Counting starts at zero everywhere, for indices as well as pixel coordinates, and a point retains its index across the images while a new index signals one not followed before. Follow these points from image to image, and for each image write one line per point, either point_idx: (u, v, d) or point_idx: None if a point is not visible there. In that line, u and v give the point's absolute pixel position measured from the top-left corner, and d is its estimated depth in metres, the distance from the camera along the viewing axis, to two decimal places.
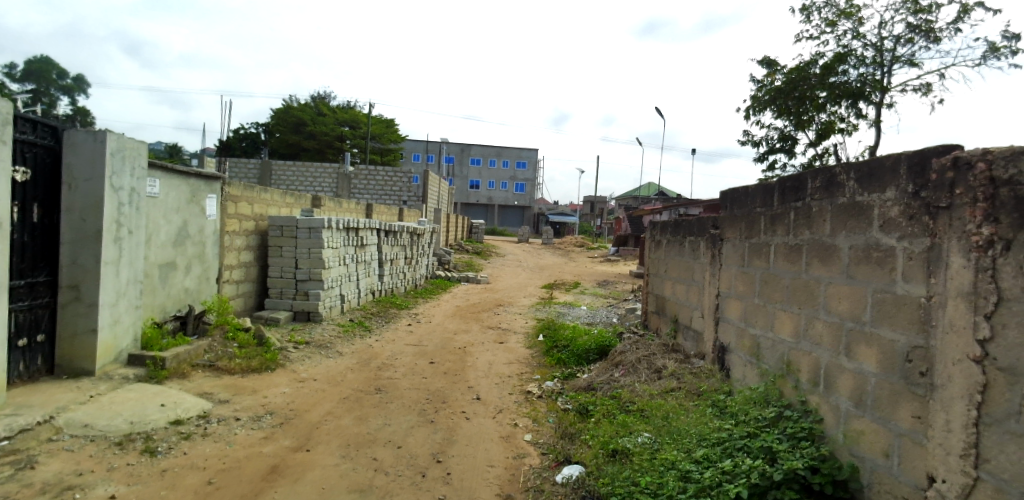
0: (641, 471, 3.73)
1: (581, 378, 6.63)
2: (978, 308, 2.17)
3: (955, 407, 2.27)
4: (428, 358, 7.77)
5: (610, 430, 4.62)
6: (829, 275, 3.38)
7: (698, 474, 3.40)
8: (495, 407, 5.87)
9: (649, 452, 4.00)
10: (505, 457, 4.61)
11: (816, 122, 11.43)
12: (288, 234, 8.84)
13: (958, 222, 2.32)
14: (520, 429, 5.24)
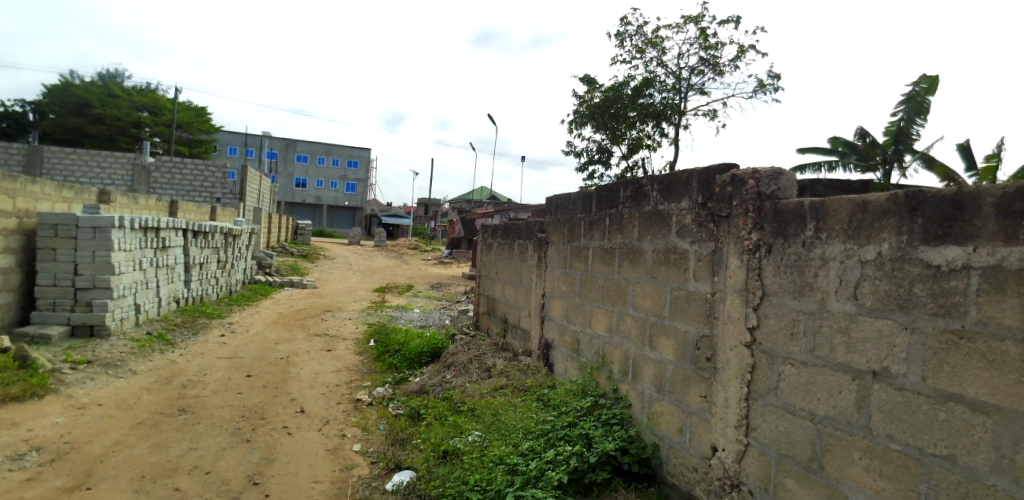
0: (471, 469, 3.75)
1: (413, 382, 6.48)
2: (748, 301, 2.56)
3: (731, 386, 2.65)
4: (244, 372, 6.92)
5: (441, 431, 4.58)
6: (636, 275, 3.74)
7: (523, 466, 3.55)
8: (320, 419, 5.43)
9: (479, 450, 4.03)
10: (331, 470, 4.28)
11: (627, 137, 12.81)
12: (66, 235, 7.20)
13: (734, 229, 2.71)
14: (348, 440, 4.91)
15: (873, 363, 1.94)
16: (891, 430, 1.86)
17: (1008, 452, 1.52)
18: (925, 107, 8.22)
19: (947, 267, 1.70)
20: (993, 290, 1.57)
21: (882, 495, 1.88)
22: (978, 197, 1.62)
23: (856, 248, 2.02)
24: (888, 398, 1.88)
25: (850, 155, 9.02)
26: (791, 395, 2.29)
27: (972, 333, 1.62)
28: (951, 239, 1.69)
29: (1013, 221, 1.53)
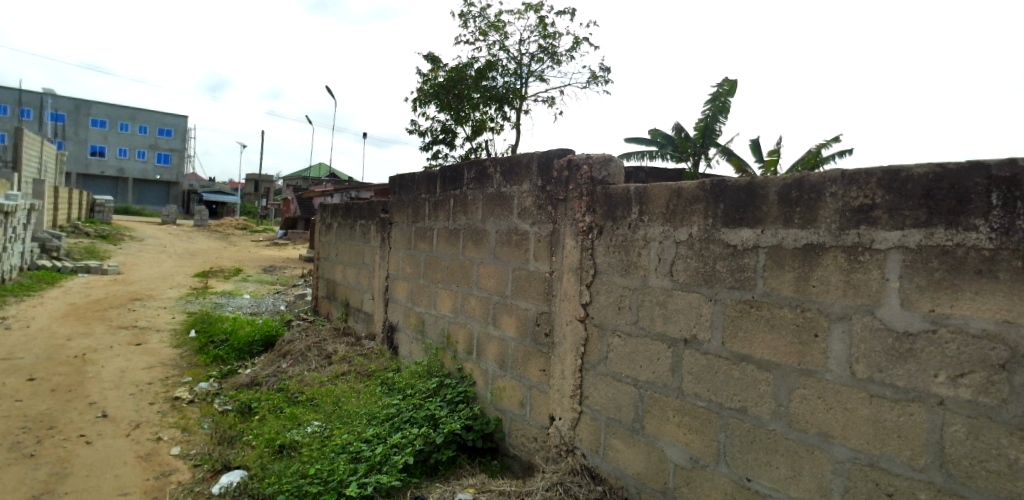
0: (310, 462, 3.49)
1: (243, 374, 5.84)
2: (582, 279, 2.71)
3: (567, 358, 2.80)
4: (24, 375, 5.63)
5: (276, 425, 4.19)
6: (480, 256, 3.77)
7: (368, 452, 3.40)
8: (129, 423, 4.63)
9: (319, 441, 3.76)
10: (143, 480, 3.69)
11: (471, 119, 12.88)
12: None
13: (570, 212, 2.84)
14: (165, 443, 4.26)
15: (684, 331, 2.16)
16: (698, 389, 2.10)
17: (784, 401, 1.79)
18: (725, 107, 9.55)
19: (742, 247, 1.94)
20: (774, 265, 1.83)
21: (690, 446, 2.12)
22: (765, 187, 1.86)
23: (672, 230, 2.23)
24: (696, 362, 2.11)
25: (667, 146, 10.18)
26: (618, 364, 2.48)
27: (759, 302, 1.88)
28: (745, 222, 1.93)
29: (789, 207, 1.79)
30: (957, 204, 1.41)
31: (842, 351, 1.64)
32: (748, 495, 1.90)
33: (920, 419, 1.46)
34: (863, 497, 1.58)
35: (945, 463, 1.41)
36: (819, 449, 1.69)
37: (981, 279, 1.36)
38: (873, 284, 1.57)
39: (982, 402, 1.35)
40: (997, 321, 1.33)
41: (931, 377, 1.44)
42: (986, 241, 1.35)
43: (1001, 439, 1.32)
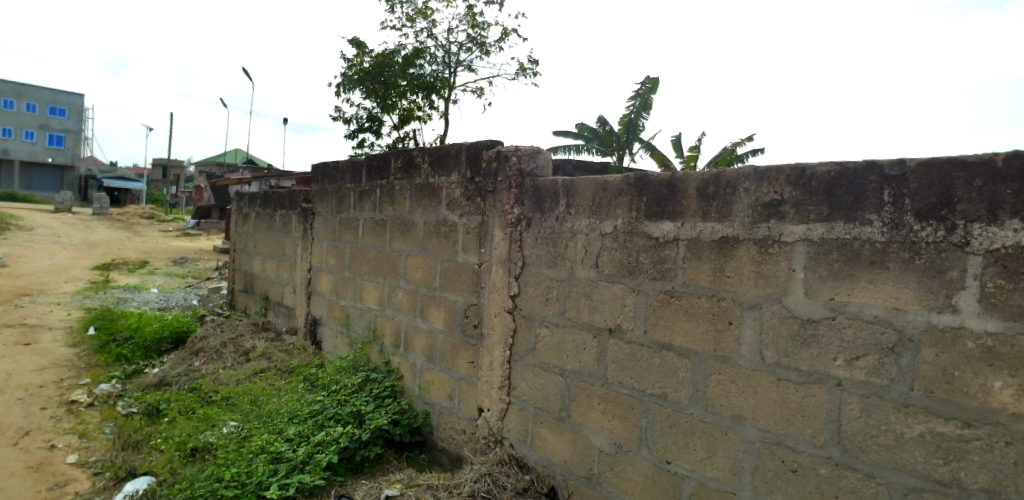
0: (226, 464, 3.27)
1: (150, 374, 5.39)
2: (510, 271, 2.71)
3: (495, 350, 2.80)
4: None
5: (188, 427, 3.90)
6: (408, 248, 3.67)
7: (290, 452, 3.23)
8: (13, 431, 4.14)
9: (236, 442, 3.54)
10: (32, 493, 3.32)
11: (398, 108, 12.55)
12: None
13: (498, 204, 2.83)
14: (59, 451, 3.86)
15: (609, 321, 2.21)
16: (621, 377, 2.15)
17: (701, 386, 1.88)
18: (648, 104, 9.89)
19: (663, 239, 2.00)
20: (693, 257, 1.90)
21: (614, 433, 2.18)
22: (685, 182, 1.93)
23: (597, 223, 2.26)
24: (620, 351, 2.16)
25: (593, 140, 10.42)
26: (546, 355, 2.51)
27: (679, 292, 1.95)
28: (666, 216, 1.99)
29: (707, 201, 1.87)
30: (854, 200, 1.52)
31: (753, 337, 1.74)
32: (668, 477, 1.98)
33: (821, 399, 1.58)
34: (770, 474, 1.69)
35: (842, 439, 1.54)
36: (733, 431, 1.79)
37: (874, 270, 1.48)
38: (781, 275, 1.68)
39: (874, 382, 1.48)
40: (887, 307, 1.45)
41: (832, 360, 1.56)
42: (879, 235, 1.47)
43: (890, 415, 1.45)
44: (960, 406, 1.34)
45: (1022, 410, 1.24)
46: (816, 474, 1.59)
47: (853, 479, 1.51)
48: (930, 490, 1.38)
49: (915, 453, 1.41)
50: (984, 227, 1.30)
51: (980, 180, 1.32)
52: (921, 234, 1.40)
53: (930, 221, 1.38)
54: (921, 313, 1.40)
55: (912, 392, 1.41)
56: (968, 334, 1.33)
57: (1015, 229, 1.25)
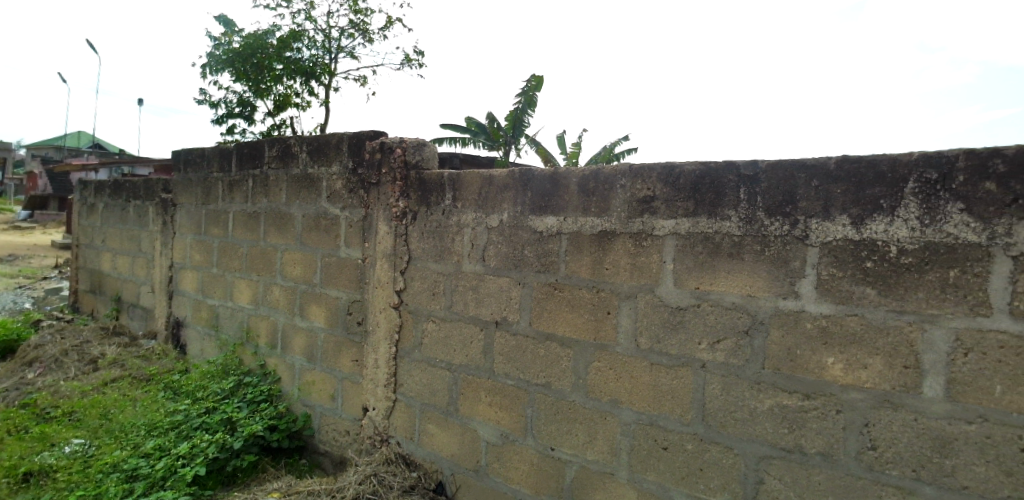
0: (68, 489, 2.83)
1: None
2: (396, 266, 2.61)
3: (380, 346, 2.69)
4: None
5: (17, 448, 3.29)
6: (284, 242, 3.41)
7: (148, 468, 2.86)
8: None
9: (81, 462, 3.07)
10: None
11: (273, 93, 11.63)
12: None
13: (382, 196, 2.71)
14: None
15: (496, 314, 2.21)
16: (507, 368, 2.17)
17: (582, 374, 1.95)
18: (534, 101, 10.13)
19: (547, 233, 2.04)
20: (574, 250, 1.96)
21: (501, 424, 2.20)
22: (567, 177, 1.99)
23: (483, 217, 2.25)
24: (506, 343, 2.18)
25: (480, 134, 10.44)
26: (432, 350, 2.46)
27: (562, 284, 2.00)
28: (550, 210, 2.04)
29: (587, 196, 1.93)
30: (716, 197, 1.66)
31: (629, 325, 1.83)
32: (553, 462, 2.03)
33: (688, 381, 1.71)
34: (645, 452, 1.80)
35: (706, 416, 1.68)
36: (611, 414, 1.88)
37: (732, 261, 1.63)
38: (653, 266, 1.78)
39: (732, 363, 1.63)
40: (743, 295, 1.61)
41: (697, 344, 1.69)
42: (736, 228, 1.62)
43: (745, 392, 1.61)
44: (801, 380, 1.52)
45: (849, 381, 1.45)
46: (683, 450, 1.72)
47: (715, 452, 1.66)
48: (778, 456, 1.56)
49: (766, 424, 1.57)
50: (820, 222, 1.48)
51: (816, 181, 1.50)
52: (770, 229, 1.56)
53: (778, 216, 1.55)
54: (771, 299, 1.56)
55: (763, 370, 1.58)
56: (808, 316, 1.51)
57: (844, 225, 1.45)
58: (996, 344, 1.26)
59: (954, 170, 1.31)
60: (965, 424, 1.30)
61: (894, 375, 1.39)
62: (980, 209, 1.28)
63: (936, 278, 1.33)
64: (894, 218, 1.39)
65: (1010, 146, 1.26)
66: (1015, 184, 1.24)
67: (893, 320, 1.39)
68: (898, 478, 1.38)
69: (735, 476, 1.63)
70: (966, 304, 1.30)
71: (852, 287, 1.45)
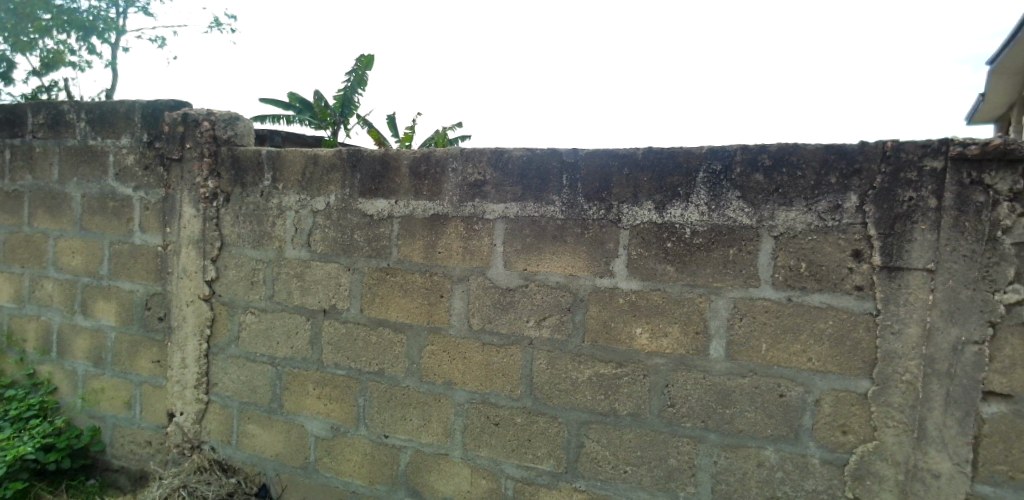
0: None
1: None
2: (205, 253, 2.31)
3: (188, 344, 2.37)
4: None
5: None
6: (56, 227, 2.81)
7: None
8: None
9: None
10: None
11: (37, 46, 9.49)
12: None
13: (187, 175, 2.36)
14: None
15: (323, 302, 2.08)
16: (337, 358, 2.06)
17: (416, 358, 1.92)
18: (364, 81, 9.70)
19: (377, 217, 1.96)
20: (406, 234, 1.91)
21: (331, 416, 2.08)
22: (397, 159, 1.92)
23: (309, 199, 2.08)
24: (335, 331, 2.06)
25: (304, 112, 9.75)
26: (252, 344, 2.24)
27: (394, 269, 1.94)
28: (380, 193, 1.95)
29: (418, 179, 1.89)
30: (541, 183, 1.73)
31: (462, 307, 1.85)
32: (387, 450, 1.98)
33: (517, 358, 1.78)
34: (477, 430, 1.84)
35: (533, 390, 1.77)
36: (444, 397, 1.89)
37: (556, 243, 1.72)
38: (484, 250, 1.81)
39: (556, 338, 1.73)
40: (566, 275, 1.71)
41: (525, 323, 1.77)
42: (560, 212, 1.71)
43: (568, 365, 1.72)
44: (614, 350, 1.67)
45: (653, 349, 1.64)
46: (514, 423, 1.79)
47: (541, 422, 1.76)
48: (596, 420, 1.70)
49: (586, 392, 1.71)
50: (630, 207, 1.63)
51: (627, 169, 1.64)
52: (589, 213, 1.68)
53: (595, 201, 1.67)
54: (589, 278, 1.69)
55: (583, 343, 1.71)
56: (620, 292, 1.66)
57: (649, 210, 1.62)
58: (761, 309, 1.53)
59: (733, 163, 1.54)
60: (740, 378, 1.56)
61: (688, 341, 1.60)
62: (751, 197, 1.52)
63: (719, 256, 1.56)
64: (688, 203, 1.58)
65: (772, 144, 1.51)
66: (776, 176, 1.50)
67: (688, 293, 1.59)
68: (690, 429, 1.61)
69: (559, 443, 1.75)
70: (741, 277, 1.55)
71: (656, 265, 1.62)
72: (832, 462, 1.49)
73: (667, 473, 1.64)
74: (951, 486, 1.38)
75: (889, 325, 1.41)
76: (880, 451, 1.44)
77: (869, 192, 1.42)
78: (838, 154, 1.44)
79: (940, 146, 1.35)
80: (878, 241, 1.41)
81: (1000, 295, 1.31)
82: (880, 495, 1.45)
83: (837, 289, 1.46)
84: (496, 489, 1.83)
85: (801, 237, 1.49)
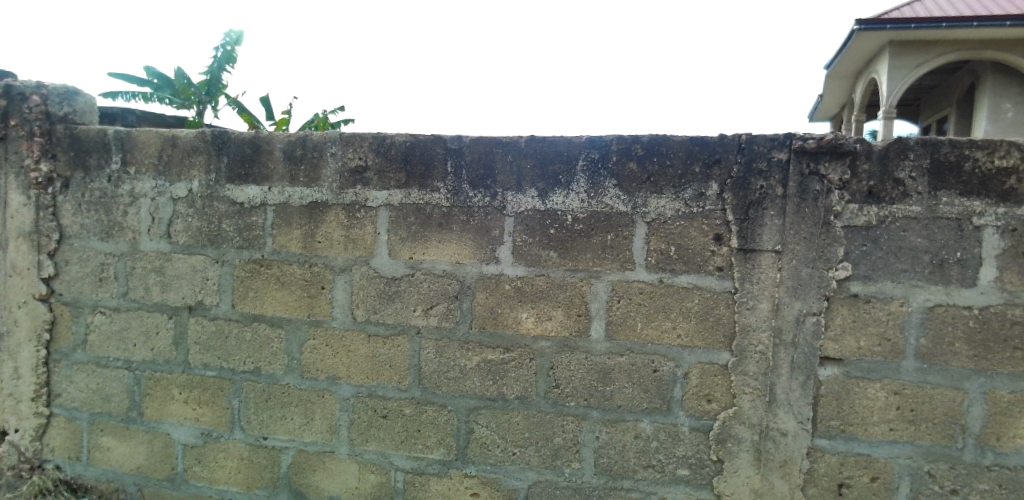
0: None
1: None
2: (40, 247, 2.02)
3: (22, 352, 2.06)
4: None
5: None
6: None
7: None
8: None
9: None
10: None
11: None
12: None
13: (12, 156, 2.03)
14: None
15: (188, 298, 1.90)
16: (207, 358, 1.89)
17: (296, 354, 1.82)
18: (232, 57, 9.07)
19: (248, 205, 1.82)
20: (282, 223, 1.79)
21: (201, 421, 1.92)
22: (269, 142, 1.79)
23: (167, 185, 1.88)
24: (203, 330, 1.89)
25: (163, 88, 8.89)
26: (104, 348, 1.99)
27: (269, 260, 1.82)
28: (251, 179, 1.81)
29: (294, 164, 1.78)
30: (425, 169, 1.69)
31: (345, 299, 1.77)
32: (266, 453, 1.87)
33: (404, 348, 1.75)
34: (364, 424, 1.79)
35: (421, 379, 1.74)
36: (328, 392, 1.81)
37: (441, 231, 1.70)
38: (367, 238, 1.75)
39: (444, 326, 1.72)
40: (452, 262, 1.70)
41: (412, 312, 1.73)
42: (445, 199, 1.69)
43: (456, 353, 1.72)
44: (501, 335, 1.70)
45: (538, 332, 1.67)
46: (402, 415, 1.76)
47: (430, 412, 1.75)
48: (484, 406, 1.72)
49: (474, 379, 1.72)
50: (514, 194, 1.65)
51: (510, 156, 1.65)
52: (475, 200, 1.67)
53: (480, 189, 1.67)
54: (476, 265, 1.69)
55: (470, 330, 1.71)
56: (506, 279, 1.68)
57: (532, 197, 1.65)
58: (636, 291, 1.62)
59: (609, 152, 1.60)
60: (618, 357, 1.64)
61: (571, 323, 1.66)
62: (626, 185, 1.60)
63: (598, 241, 1.62)
64: (569, 191, 1.63)
65: (644, 135, 1.59)
66: (647, 165, 1.59)
67: (570, 277, 1.65)
68: (574, 408, 1.67)
69: (448, 431, 1.74)
70: (618, 261, 1.62)
71: (539, 252, 1.66)
72: (699, 429, 1.62)
73: (554, 452, 1.70)
74: (795, 441, 1.57)
75: (746, 302, 1.56)
76: (739, 416, 1.59)
77: (728, 181, 1.54)
78: (702, 146, 1.56)
79: (785, 140, 1.52)
80: (736, 226, 1.54)
81: (833, 272, 1.51)
82: (739, 455, 1.60)
83: (702, 270, 1.58)
84: (384, 482, 1.79)
85: (671, 222, 1.59)
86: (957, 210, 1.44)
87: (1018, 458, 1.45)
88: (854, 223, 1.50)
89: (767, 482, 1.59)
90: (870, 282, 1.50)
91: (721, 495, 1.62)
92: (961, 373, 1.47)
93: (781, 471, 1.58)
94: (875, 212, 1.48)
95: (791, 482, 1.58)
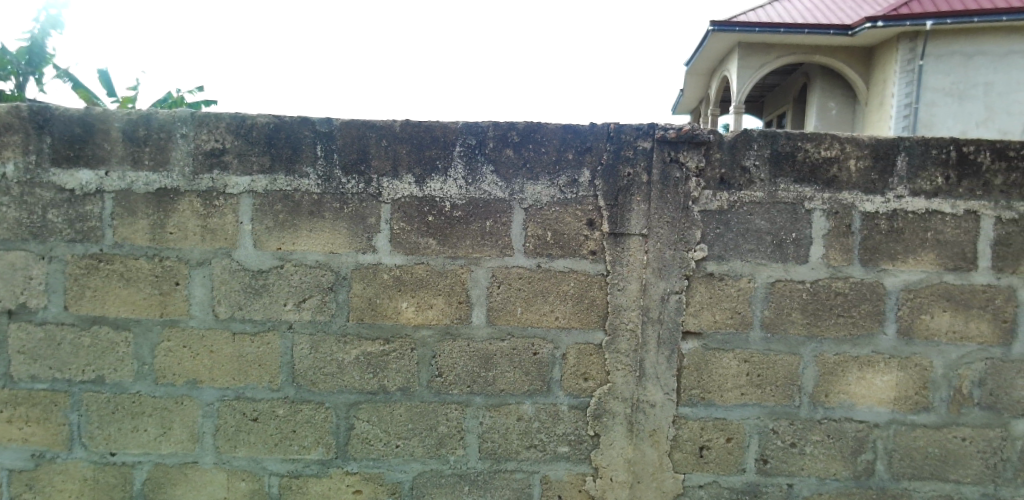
0: None
1: None
2: None
3: None
4: None
5: None
6: None
7: None
8: None
9: None
10: None
11: None
12: None
13: None
14: None
15: (7, 301, 1.63)
16: (35, 369, 1.65)
17: (147, 358, 1.64)
18: (59, 23, 7.91)
19: (81, 192, 1.60)
20: (125, 212, 1.60)
21: (29, 442, 1.67)
22: (105, 120, 1.58)
23: None
24: (27, 337, 1.64)
25: None
26: None
27: (109, 255, 1.61)
28: (82, 162, 1.59)
29: (137, 146, 1.59)
30: (291, 153, 1.59)
31: (204, 295, 1.62)
32: (114, 470, 1.67)
33: (274, 345, 1.64)
34: (232, 429, 1.66)
35: (295, 377, 1.65)
36: (188, 398, 1.65)
37: (312, 219, 1.61)
38: (228, 228, 1.61)
39: (319, 320, 1.64)
40: (325, 252, 1.62)
41: (282, 306, 1.63)
42: (315, 186, 1.60)
43: (332, 347, 1.64)
44: (380, 326, 1.65)
45: (419, 322, 1.65)
46: (274, 416, 1.66)
47: (306, 410, 1.66)
48: (364, 400, 1.67)
49: (352, 373, 1.65)
50: (390, 180, 1.60)
51: (385, 141, 1.59)
52: (348, 187, 1.60)
53: (353, 175, 1.60)
54: (351, 254, 1.62)
55: (348, 322, 1.64)
56: (384, 269, 1.63)
57: (409, 183, 1.61)
58: (515, 276, 1.64)
59: (486, 138, 1.61)
60: (499, 342, 1.66)
61: (452, 310, 1.65)
62: (503, 172, 1.61)
63: (477, 227, 1.62)
64: (447, 177, 1.61)
65: (519, 122, 1.62)
66: (523, 152, 1.61)
67: (450, 265, 1.63)
68: (457, 395, 1.67)
69: (326, 430, 1.67)
70: (497, 247, 1.63)
71: (418, 240, 1.62)
72: (576, 407, 1.69)
73: (437, 441, 1.69)
74: (662, 411, 1.69)
75: (616, 283, 1.64)
76: (612, 391, 1.68)
77: (599, 167, 1.61)
78: (574, 134, 1.61)
79: (649, 129, 1.61)
80: (606, 212, 1.62)
81: (691, 253, 1.63)
82: (614, 428, 1.69)
83: (576, 255, 1.63)
84: (257, 489, 1.68)
85: (546, 209, 1.63)
86: (792, 195, 1.62)
87: (842, 410, 1.68)
88: (709, 208, 1.63)
89: (639, 451, 1.70)
90: (723, 262, 1.64)
91: (598, 468, 1.71)
92: (797, 339, 1.66)
93: (650, 440, 1.70)
94: (726, 197, 1.62)
95: (660, 449, 1.70)
